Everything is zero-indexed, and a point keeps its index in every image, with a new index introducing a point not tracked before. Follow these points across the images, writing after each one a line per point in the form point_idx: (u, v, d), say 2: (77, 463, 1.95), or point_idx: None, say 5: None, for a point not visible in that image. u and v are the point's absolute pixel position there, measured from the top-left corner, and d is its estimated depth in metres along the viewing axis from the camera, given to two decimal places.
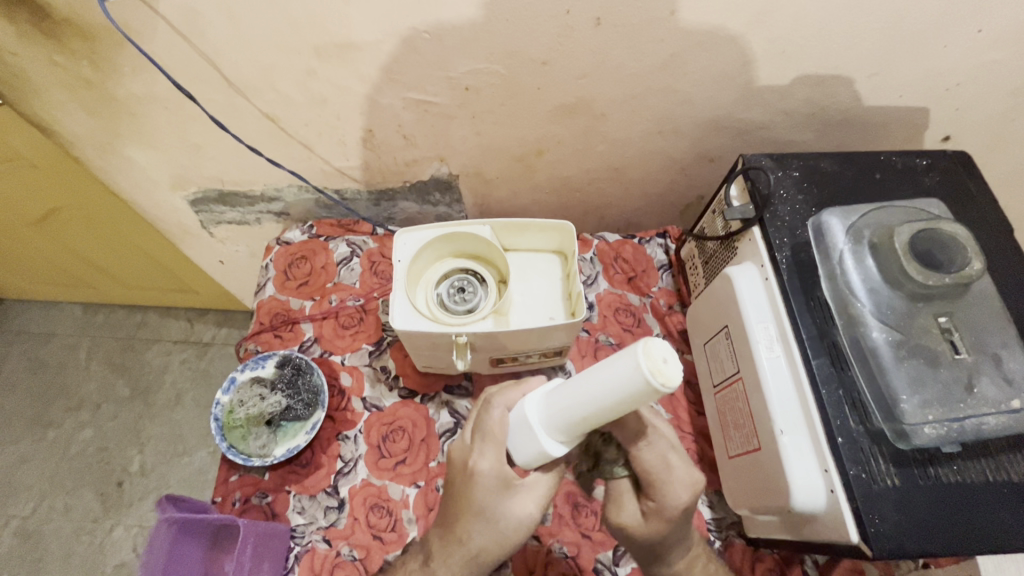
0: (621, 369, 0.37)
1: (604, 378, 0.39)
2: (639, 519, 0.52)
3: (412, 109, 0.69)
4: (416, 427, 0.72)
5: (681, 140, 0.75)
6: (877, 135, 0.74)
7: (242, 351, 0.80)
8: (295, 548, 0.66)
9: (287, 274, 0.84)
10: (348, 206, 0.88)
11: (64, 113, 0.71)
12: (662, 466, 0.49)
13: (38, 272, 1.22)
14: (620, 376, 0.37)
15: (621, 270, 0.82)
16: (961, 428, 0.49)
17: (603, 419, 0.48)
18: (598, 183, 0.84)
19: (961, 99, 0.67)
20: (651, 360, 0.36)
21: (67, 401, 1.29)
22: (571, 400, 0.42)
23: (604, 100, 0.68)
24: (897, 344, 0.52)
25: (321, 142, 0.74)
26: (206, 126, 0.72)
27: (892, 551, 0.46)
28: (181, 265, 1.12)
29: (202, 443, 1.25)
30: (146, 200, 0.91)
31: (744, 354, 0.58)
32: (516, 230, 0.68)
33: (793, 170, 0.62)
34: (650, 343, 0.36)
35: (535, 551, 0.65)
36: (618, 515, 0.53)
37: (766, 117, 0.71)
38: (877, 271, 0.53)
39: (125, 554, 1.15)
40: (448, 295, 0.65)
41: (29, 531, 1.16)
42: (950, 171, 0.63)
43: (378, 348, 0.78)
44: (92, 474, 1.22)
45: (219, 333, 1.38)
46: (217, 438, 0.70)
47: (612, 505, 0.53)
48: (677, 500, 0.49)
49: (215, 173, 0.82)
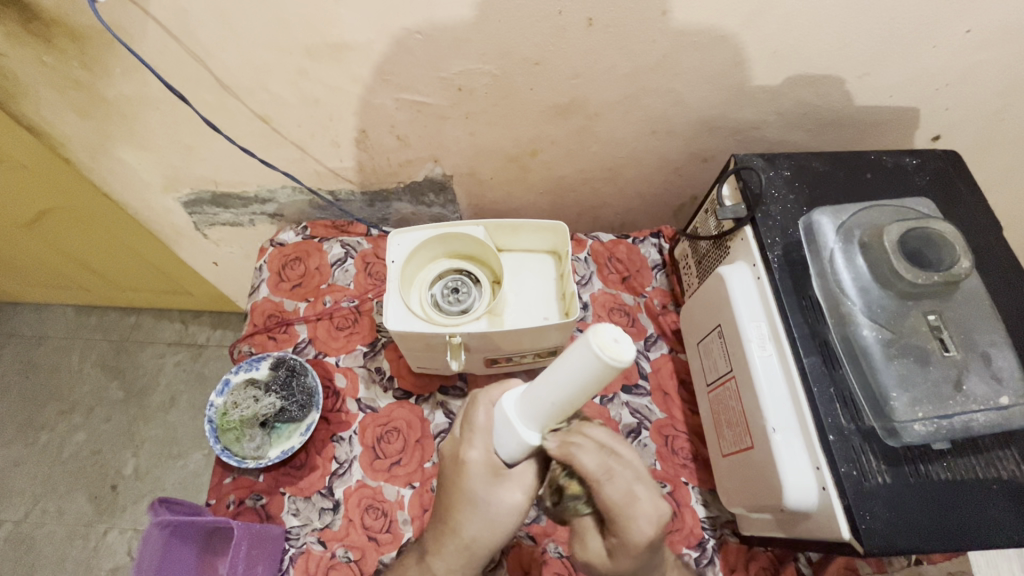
0: (578, 356, 0.36)
1: (566, 367, 0.37)
2: (603, 555, 0.52)
3: (406, 109, 0.69)
4: (411, 428, 0.73)
5: (674, 140, 0.76)
6: (868, 135, 0.74)
7: (236, 352, 0.80)
8: (289, 550, 0.66)
9: (281, 275, 0.84)
10: (342, 207, 0.88)
11: (55, 114, 0.71)
12: (625, 497, 0.49)
13: (30, 274, 1.21)
14: (580, 364, 0.36)
15: (614, 270, 0.83)
16: (950, 426, 0.49)
17: (568, 454, 0.48)
18: (592, 183, 0.85)
19: (951, 99, 0.67)
20: (603, 345, 0.34)
21: (60, 403, 1.29)
22: (539, 391, 0.42)
23: (597, 101, 0.68)
24: (888, 343, 0.51)
25: (314, 143, 0.74)
26: (199, 127, 0.72)
27: (883, 547, 0.46)
28: (176, 266, 1.12)
29: (196, 445, 1.25)
30: (139, 202, 0.90)
31: (737, 352, 0.58)
32: (510, 231, 0.68)
33: (784, 169, 0.62)
34: (600, 327, 0.34)
35: (530, 551, 0.66)
36: (583, 551, 0.53)
37: (758, 117, 0.72)
38: (867, 270, 0.53)
39: (120, 557, 1.15)
40: (443, 296, 0.65)
41: (22, 535, 1.16)
42: (941, 170, 0.63)
43: (372, 349, 0.78)
44: (86, 477, 1.21)
45: (214, 335, 1.37)
46: (211, 440, 0.69)
47: (578, 541, 0.54)
48: (640, 535, 0.49)
49: (208, 175, 0.81)
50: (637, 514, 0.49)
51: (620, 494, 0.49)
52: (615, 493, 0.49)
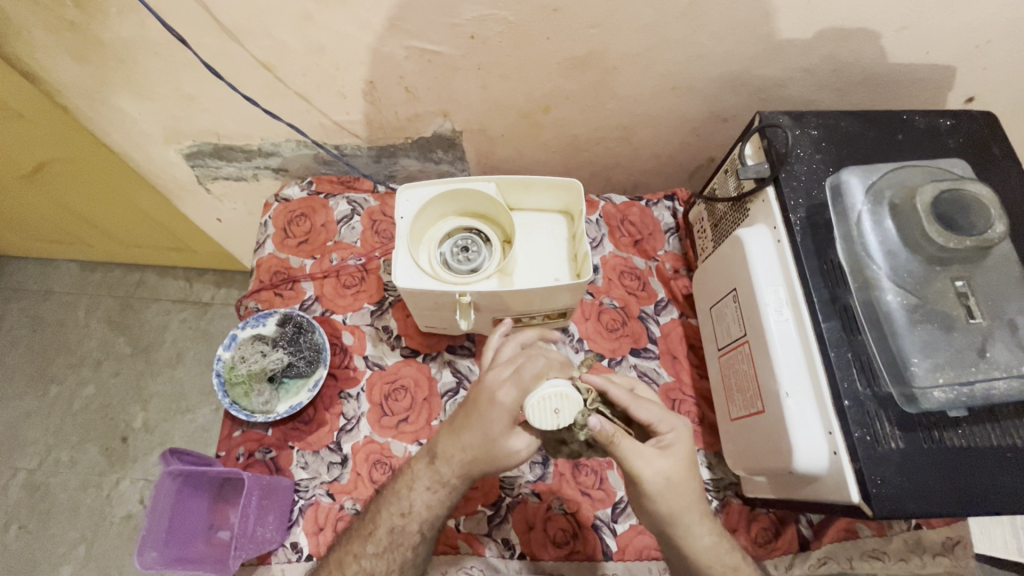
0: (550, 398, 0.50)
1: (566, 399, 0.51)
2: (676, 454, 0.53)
3: (415, 59, 0.65)
4: (418, 386, 0.73)
5: (694, 97, 0.73)
6: (897, 96, 0.71)
7: (243, 309, 0.79)
8: (299, 501, 0.67)
9: (286, 231, 0.82)
10: (349, 162, 0.85)
11: (49, 57, 0.68)
12: (630, 398, 0.54)
13: (32, 227, 1.20)
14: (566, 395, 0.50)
15: (627, 233, 0.81)
16: (971, 393, 0.48)
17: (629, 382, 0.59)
18: (607, 142, 0.82)
19: (989, 58, 0.64)
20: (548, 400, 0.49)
21: (69, 356, 1.30)
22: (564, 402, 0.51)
23: (618, 53, 0.65)
24: (912, 309, 0.50)
25: (320, 94, 0.71)
26: (199, 74, 0.69)
27: (891, 511, 0.46)
28: (179, 222, 1.10)
29: (204, 401, 1.26)
30: (139, 154, 0.88)
31: (751, 316, 0.58)
32: (523, 189, 0.66)
33: (811, 129, 0.60)
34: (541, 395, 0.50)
35: (535, 507, 0.66)
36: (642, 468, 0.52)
37: (783, 74, 0.68)
38: (896, 233, 0.51)
39: (132, 505, 1.18)
40: (452, 254, 0.64)
41: (38, 483, 1.19)
42: (975, 132, 0.60)
43: (380, 308, 0.77)
44: (97, 429, 1.23)
45: (218, 293, 1.37)
46: (219, 394, 0.69)
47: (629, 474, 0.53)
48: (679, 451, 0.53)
49: (210, 127, 0.79)
50: (671, 425, 0.54)
51: (652, 413, 0.54)
52: (649, 414, 0.54)
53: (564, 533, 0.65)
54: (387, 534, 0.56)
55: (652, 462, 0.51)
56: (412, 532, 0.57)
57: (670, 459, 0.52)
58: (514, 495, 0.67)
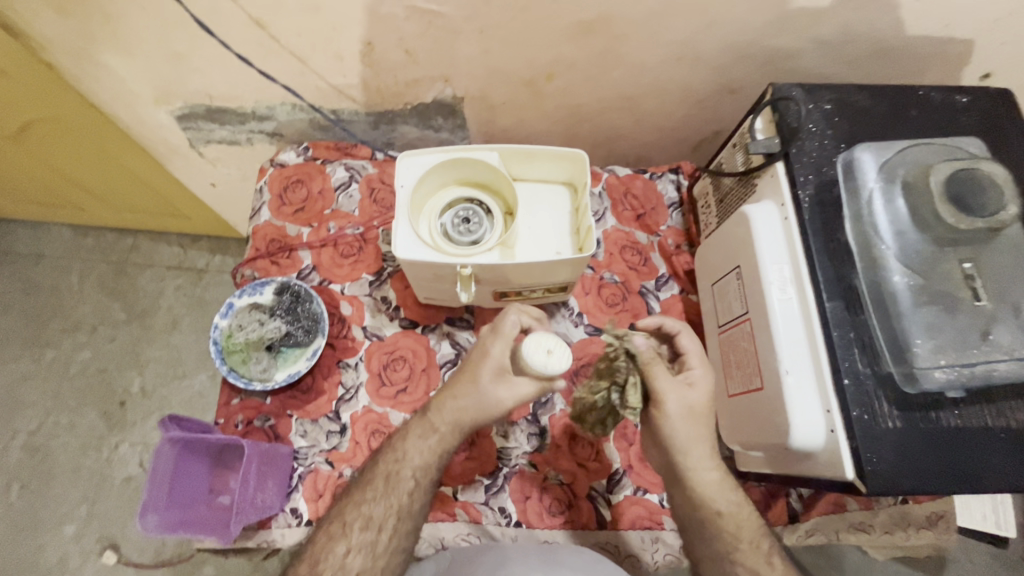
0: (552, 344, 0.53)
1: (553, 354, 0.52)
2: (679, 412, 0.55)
3: (415, 20, 0.63)
4: (417, 357, 0.73)
5: (704, 67, 0.70)
6: (911, 69, 0.69)
7: (239, 277, 0.78)
8: (298, 468, 0.68)
9: (282, 198, 0.80)
10: (346, 128, 0.83)
11: (29, 10, 0.64)
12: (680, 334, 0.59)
13: (18, 189, 1.17)
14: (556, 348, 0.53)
15: (629, 207, 0.80)
16: (970, 373, 0.49)
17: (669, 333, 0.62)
18: (612, 113, 0.80)
19: (1010, 32, 0.62)
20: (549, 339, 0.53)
21: (64, 321, 1.29)
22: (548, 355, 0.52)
23: (627, 18, 0.62)
24: (917, 289, 0.51)
25: (316, 56, 0.68)
26: (188, 31, 0.65)
27: (885, 488, 0.47)
28: (171, 187, 1.08)
29: (201, 367, 1.26)
30: (128, 115, 0.85)
31: (754, 294, 0.57)
32: (526, 159, 0.64)
33: (824, 103, 0.58)
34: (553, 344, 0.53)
35: (531, 478, 0.67)
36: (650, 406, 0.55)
37: (796, 44, 0.66)
38: (906, 212, 0.52)
39: (132, 468, 1.19)
40: (453, 225, 0.63)
41: (37, 445, 1.20)
42: (991, 109, 0.59)
43: (378, 279, 0.76)
44: (94, 393, 1.24)
45: (213, 260, 1.35)
46: (217, 361, 0.69)
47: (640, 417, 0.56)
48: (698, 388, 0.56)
49: (202, 88, 0.76)
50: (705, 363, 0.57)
51: (693, 350, 0.58)
52: (688, 345, 0.58)
53: (559, 502, 0.67)
54: (387, 507, 0.57)
55: (678, 387, 0.55)
56: (419, 494, 0.57)
57: (695, 390, 0.55)
58: (511, 465, 0.68)
